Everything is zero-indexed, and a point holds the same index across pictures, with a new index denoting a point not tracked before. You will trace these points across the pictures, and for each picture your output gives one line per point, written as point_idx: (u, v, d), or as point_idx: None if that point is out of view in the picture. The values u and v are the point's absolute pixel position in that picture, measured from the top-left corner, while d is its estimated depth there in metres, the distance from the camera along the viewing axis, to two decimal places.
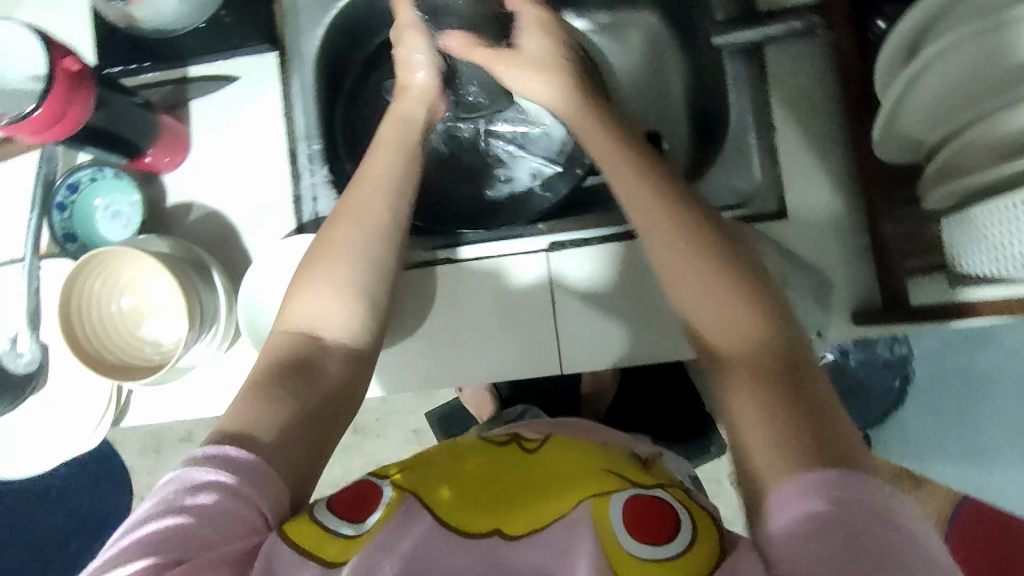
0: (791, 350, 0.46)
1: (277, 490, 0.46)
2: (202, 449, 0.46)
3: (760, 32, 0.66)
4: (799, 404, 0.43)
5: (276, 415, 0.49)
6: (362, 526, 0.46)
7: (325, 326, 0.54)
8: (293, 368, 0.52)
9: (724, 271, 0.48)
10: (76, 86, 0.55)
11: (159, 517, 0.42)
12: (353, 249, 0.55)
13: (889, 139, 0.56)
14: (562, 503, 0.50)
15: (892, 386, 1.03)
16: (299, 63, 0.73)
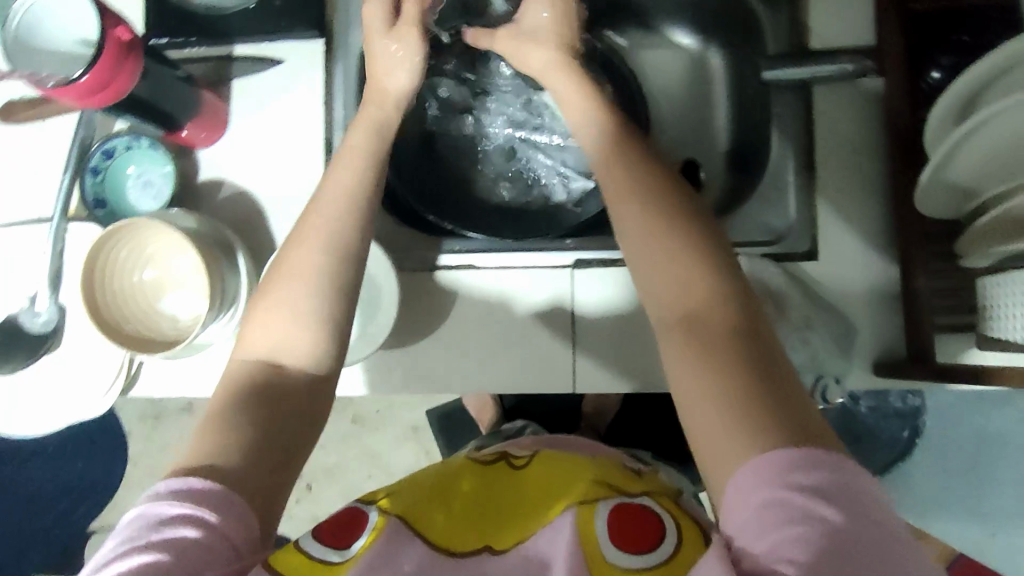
0: (764, 339, 0.46)
1: (246, 517, 0.45)
2: (165, 484, 0.45)
3: (813, 69, 0.65)
4: (767, 392, 0.43)
5: (229, 439, 0.48)
6: (348, 552, 0.46)
7: (285, 352, 0.52)
8: (255, 394, 0.51)
9: (698, 261, 0.48)
10: (124, 57, 0.55)
11: (123, 557, 0.41)
12: (316, 265, 0.54)
13: (934, 193, 0.56)
14: (548, 514, 0.49)
15: (900, 436, 1.02)
16: (344, 51, 0.73)
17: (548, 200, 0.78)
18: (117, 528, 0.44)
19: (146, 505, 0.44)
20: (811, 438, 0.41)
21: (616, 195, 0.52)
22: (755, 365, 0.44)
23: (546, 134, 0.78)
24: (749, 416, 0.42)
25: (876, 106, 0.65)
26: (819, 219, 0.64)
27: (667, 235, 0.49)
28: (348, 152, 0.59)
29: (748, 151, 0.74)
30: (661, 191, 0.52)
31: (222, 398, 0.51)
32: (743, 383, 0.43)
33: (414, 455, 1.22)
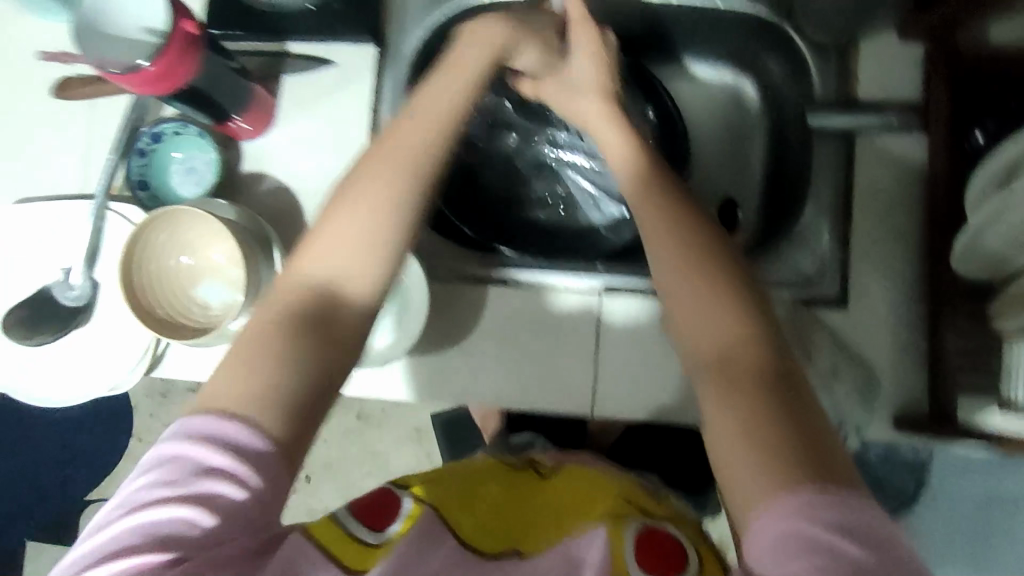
0: (793, 381, 0.45)
1: (280, 482, 0.43)
2: (207, 423, 0.43)
3: (855, 118, 0.66)
4: (793, 432, 0.43)
5: (275, 379, 0.45)
6: (383, 536, 0.49)
7: (345, 284, 0.49)
8: (310, 317, 0.48)
9: (728, 299, 0.48)
10: (187, 50, 0.58)
11: (162, 504, 0.41)
12: (398, 185, 0.51)
13: (971, 255, 0.57)
14: (574, 524, 0.52)
15: (906, 488, 0.98)
16: (395, 60, 0.75)
17: (579, 223, 0.79)
18: (154, 459, 0.42)
19: (186, 447, 0.42)
20: (836, 480, 0.40)
21: (651, 227, 0.52)
22: (781, 406, 0.44)
23: (585, 157, 0.79)
24: (770, 455, 0.41)
25: (917, 161, 0.66)
26: (850, 267, 0.65)
27: (701, 272, 0.49)
28: (421, 99, 0.56)
29: (781, 192, 0.75)
30: (696, 226, 0.51)
31: (270, 326, 0.47)
32: (766, 424, 0.43)
33: (415, 456, 1.22)
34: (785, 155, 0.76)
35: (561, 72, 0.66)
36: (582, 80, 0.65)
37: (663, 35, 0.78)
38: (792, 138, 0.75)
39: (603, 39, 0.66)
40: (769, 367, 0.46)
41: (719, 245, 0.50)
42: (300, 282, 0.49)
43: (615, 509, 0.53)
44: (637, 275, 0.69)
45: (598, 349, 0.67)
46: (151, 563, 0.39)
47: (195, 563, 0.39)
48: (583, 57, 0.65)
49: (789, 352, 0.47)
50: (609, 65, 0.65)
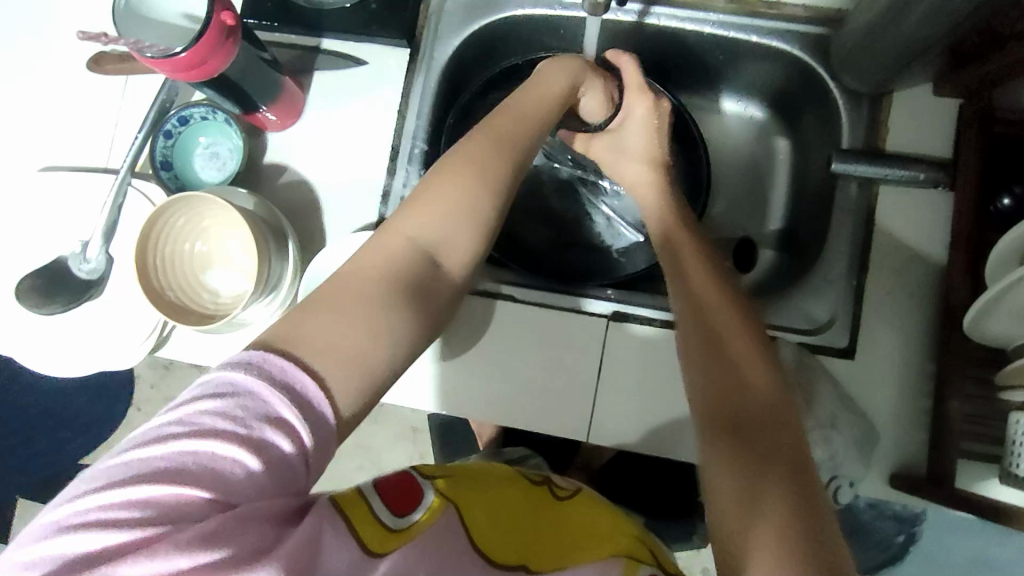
0: (810, 469, 0.42)
1: (325, 451, 0.41)
2: (278, 366, 0.40)
3: (882, 170, 0.65)
4: (801, 514, 0.39)
5: (371, 340, 0.44)
6: (404, 522, 0.44)
7: (444, 253, 0.50)
8: (410, 286, 0.47)
9: (749, 364, 0.47)
10: (224, 40, 0.58)
11: (220, 439, 0.37)
12: (498, 172, 0.52)
13: (981, 325, 0.57)
14: (589, 549, 0.49)
15: (893, 541, 0.97)
16: (427, 65, 0.75)
17: (595, 246, 0.79)
18: (221, 388, 0.39)
19: (259, 388, 0.39)
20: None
21: (694, 288, 0.53)
22: (796, 487, 0.41)
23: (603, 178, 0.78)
24: (780, 528, 0.38)
25: (939, 219, 0.65)
26: (861, 318, 0.65)
27: (735, 336, 0.49)
28: (509, 111, 0.57)
29: (799, 235, 0.75)
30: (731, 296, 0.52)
31: (371, 278, 0.46)
32: (779, 500, 0.40)
33: (407, 455, 1.22)
34: (806, 197, 0.76)
35: (614, 131, 0.69)
36: (634, 146, 0.68)
37: (695, 65, 0.78)
38: (814, 181, 0.74)
39: (659, 105, 0.68)
40: (781, 439, 0.44)
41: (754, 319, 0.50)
42: (402, 241, 0.48)
43: (629, 548, 0.50)
44: (646, 305, 0.69)
45: (599, 376, 0.67)
46: (195, 498, 0.36)
47: (240, 511, 0.36)
48: (633, 121, 0.68)
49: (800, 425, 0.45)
50: (662, 133, 0.68)
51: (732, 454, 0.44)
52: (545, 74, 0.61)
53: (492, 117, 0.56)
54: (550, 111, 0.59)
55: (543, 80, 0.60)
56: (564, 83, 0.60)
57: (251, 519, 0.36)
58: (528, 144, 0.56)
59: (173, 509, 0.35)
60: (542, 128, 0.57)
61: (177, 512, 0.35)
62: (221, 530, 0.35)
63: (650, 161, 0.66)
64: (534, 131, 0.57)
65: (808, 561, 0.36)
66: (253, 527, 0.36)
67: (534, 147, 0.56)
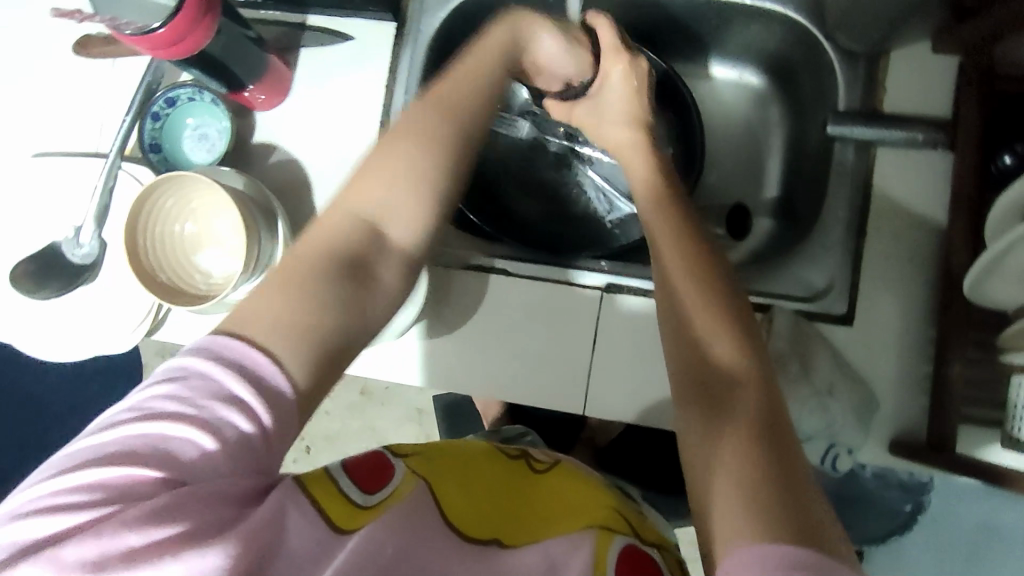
0: (783, 426, 0.42)
1: (290, 428, 0.42)
2: (230, 350, 0.41)
3: (878, 133, 0.63)
4: (771, 472, 0.39)
5: (318, 310, 0.44)
6: (372, 500, 0.44)
7: (390, 227, 0.50)
8: (354, 262, 0.48)
9: (725, 324, 0.47)
10: (201, 17, 0.58)
11: (171, 421, 0.38)
12: (438, 141, 0.52)
13: (981, 288, 0.55)
14: (564, 522, 0.49)
15: (901, 510, 0.95)
16: (413, 38, 0.74)
17: (589, 219, 0.78)
18: (174, 373, 0.40)
19: (209, 368, 0.40)
20: (814, 532, 0.36)
21: (666, 257, 0.52)
22: (768, 438, 0.41)
23: (589, 147, 0.78)
24: (752, 480, 0.38)
25: (939, 180, 0.64)
26: (859, 285, 0.63)
27: (707, 302, 0.48)
28: (450, 80, 0.56)
29: (797, 202, 0.74)
30: (703, 263, 0.51)
31: (315, 256, 0.47)
32: (750, 460, 0.39)
33: (414, 436, 1.22)
34: (804, 162, 0.74)
35: (595, 94, 0.68)
36: (614, 111, 0.66)
37: (690, 30, 0.76)
38: (811, 147, 0.73)
39: (639, 64, 0.66)
40: (755, 395, 0.44)
41: (729, 285, 0.50)
42: (345, 217, 0.49)
43: (606, 519, 0.49)
44: (640, 275, 0.68)
45: (595, 348, 0.66)
46: (145, 478, 0.37)
47: (190, 488, 0.37)
48: (614, 82, 0.66)
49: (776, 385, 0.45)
50: (642, 95, 0.66)
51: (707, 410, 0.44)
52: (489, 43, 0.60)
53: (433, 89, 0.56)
54: (492, 74, 0.58)
55: (484, 44, 0.59)
56: (501, 46, 0.60)
57: (207, 496, 0.37)
58: (472, 112, 0.55)
59: (123, 489, 0.36)
60: (486, 91, 0.57)
61: (126, 491, 0.36)
62: (170, 506, 0.36)
63: (631, 124, 0.65)
64: (482, 98, 0.56)
65: (781, 510, 0.36)
66: (210, 503, 0.37)
67: (484, 115, 0.56)
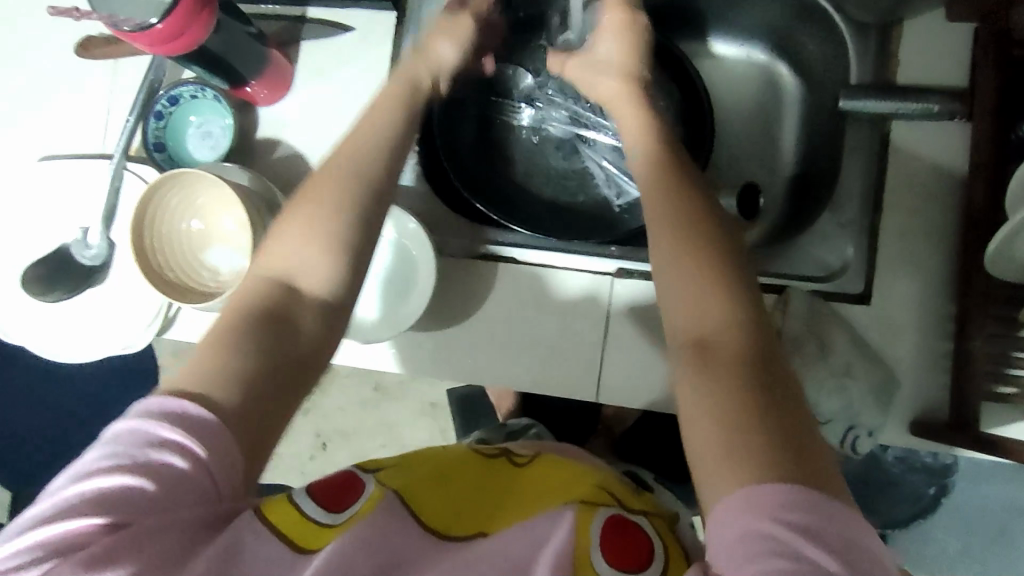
0: (779, 374, 0.40)
1: (233, 460, 0.40)
2: (159, 401, 0.40)
3: (893, 106, 0.62)
4: (766, 431, 0.37)
5: (227, 362, 0.42)
6: (339, 517, 0.44)
7: (305, 277, 0.47)
8: (268, 315, 0.45)
9: (711, 259, 0.44)
10: (199, 10, 0.57)
11: (103, 475, 0.37)
12: (348, 180, 0.50)
13: (1001, 263, 0.53)
14: (545, 500, 0.49)
15: (925, 492, 0.94)
16: (415, 26, 0.73)
17: (599, 204, 0.77)
18: (106, 433, 0.39)
19: (132, 423, 0.39)
20: (813, 478, 0.36)
21: (653, 214, 0.48)
22: (759, 382, 0.40)
23: (589, 129, 0.77)
24: (740, 429, 0.38)
25: (955, 154, 0.62)
26: (876, 262, 0.62)
27: (690, 257, 0.45)
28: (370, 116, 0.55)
29: (810, 180, 0.72)
30: (691, 214, 0.47)
31: (227, 318, 0.45)
32: (744, 411, 0.38)
33: (430, 431, 1.21)
34: (816, 139, 0.73)
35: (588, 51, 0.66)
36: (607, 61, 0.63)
37: (694, 7, 0.75)
38: (823, 124, 0.71)
39: (636, 20, 0.63)
40: (743, 333, 0.42)
41: (720, 229, 0.47)
42: (259, 275, 0.47)
43: (589, 494, 0.49)
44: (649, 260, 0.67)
45: (606, 334, 0.65)
46: (81, 529, 0.36)
47: (139, 527, 0.37)
48: (608, 39, 0.64)
49: (766, 321, 0.43)
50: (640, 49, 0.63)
51: (690, 352, 0.42)
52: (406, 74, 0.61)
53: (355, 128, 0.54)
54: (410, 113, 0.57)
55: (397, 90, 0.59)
56: (405, 92, 0.59)
57: (152, 534, 0.37)
58: (383, 145, 0.53)
59: (60, 542, 0.36)
60: (401, 127, 0.55)
61: (66, 543, 0.36)
62: (110, 551, 0.36)
63: (622, 74, 0.61)
64: (396, 129, 0.55)
65: (773, 458, 0.36)
66: (157, 541, 0.37)
67: (399, 145, 0.54)
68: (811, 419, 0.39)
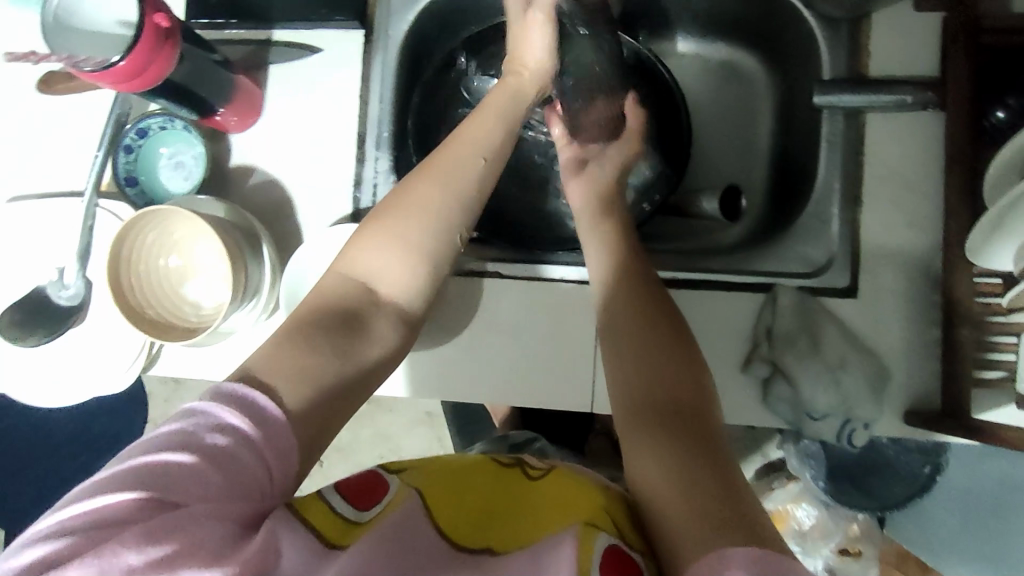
0: (726, 449, 0.45)
1: (290, 454, 0.41)
2: (229, 385, 0.42)
3: (866, 99, 0.62)
4: (724, 490, 0.41)
5: (312, 360, 0.45)
6: (365, 515, 0.44)
7: (381, 285, 0.52)
8: (343, 320, 0.49)
9: (668, 345, 0.51)
10: (163, 43, 0.56)
11: (168, 450, 0.38)
12: (434, 201, 0.54)
13: (980, 246, 0.53)
14: (547, 528, 0.45)
15: (920, 473, 0.95)
16: (384, 44, 0.72)
17: None
18: (180, 413, 0.41)
19: (205, 404, 0.40)
20: (773, 542, 0.38)
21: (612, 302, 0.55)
22: (713, 453, 0.44)
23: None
24: (709, 494, 0.41)
25: (931, 143, 0.62)
26: (859, 256, 0.62)
27: (653, 344, 0.52)
28: (463, 133, 0.59)
29: (790, 175, 0.72)
30: (654, 306, 0.54)
31: (310, 312, 0.49)
32: (707, 476, 0.42)
33: (426, 440, 1.20)
34: (791, 133, 0.73)
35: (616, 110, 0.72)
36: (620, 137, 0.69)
37: (664, 9, 0.76)
38: (798, 117, 0.72)
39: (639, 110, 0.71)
40: (699, 412, 0.47)
41: (676, 317, 0.54)
42: (340, 277, 0.51)
43: (597, 510, 0.46)
44: None
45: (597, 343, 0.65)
46: (133, 500, 0.36)
47: (191, 510, 0.37)
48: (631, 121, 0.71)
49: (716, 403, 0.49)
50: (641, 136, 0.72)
51: (660, 424, 0.46)
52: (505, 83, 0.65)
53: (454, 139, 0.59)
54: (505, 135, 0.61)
55: (487, 113, 0.62)
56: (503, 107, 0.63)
57: (204, 516, 0.37)
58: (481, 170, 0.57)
59: (111, 514, 0.36)
60: (495, 151, 0.59)
61: (116, 519, 0.36)
62: (167, 526, 0.36)
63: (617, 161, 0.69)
64: (489, 157, 0.59)
65: (736, 519, 0.39)
66: (208, 524, 0.37)
67: (493, 169, 0.59)
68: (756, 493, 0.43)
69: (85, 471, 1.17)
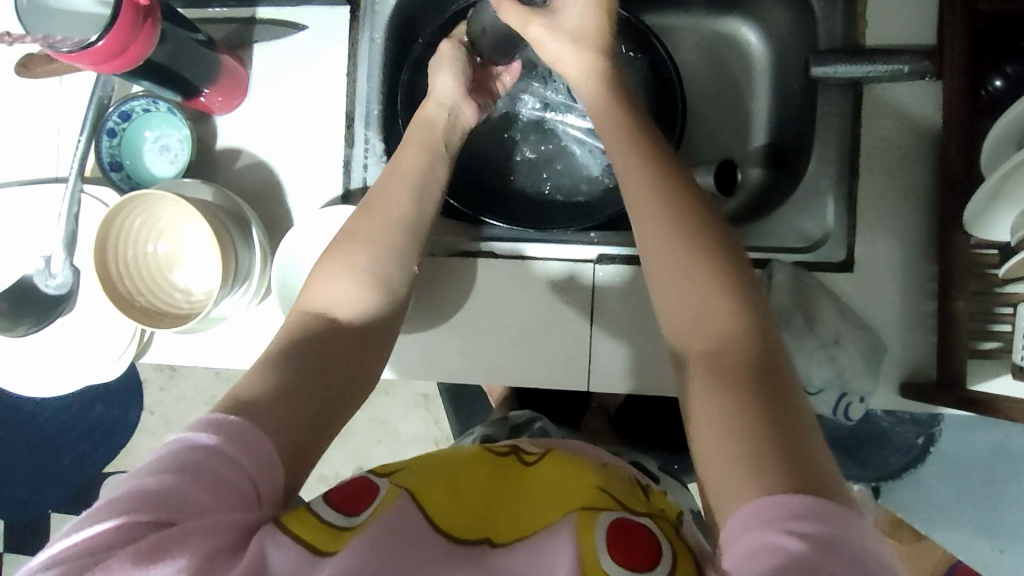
0: (779, 378, 0.43)
1: (275, 474, 0.43)
2: (201, 418, 0.44)
3: (863, 68, 0.61)
4: (772, 435, 0.40)
5: (276, 383, 0.47)
6: (355, 520, 0.43)
7: (341, 309, 0.53)
8: (308, 346, 0.50)
9: (707, 263, 0.47)
10: (141, 23, 0.55)
11: (152, 474, 0.40)
12: (383, 236, 0.56)
13: (978, 219, 0.53)
14: (549, 517, 0.45)
15: (914, 443, 0.95)
16: (371, 20, 0.71)
17: (577, 194, 0.78)
18: (166, 442, 0.42)
19: (183, 433, 0.42)
20: (826, 491, 0.38)
21: (641, 206, 0.50)
22: (761, 389, 0.42)
23: (560, 114, 0.78)
24: (755, 437, 0.40)
25: (928, 113, 0.62)
26: (856, 229, 0.62)
27: (692, 257, 0.47)
28: (414, 148, 0.61)
29: (786, 148, 0.72)
30: (694, 213, 0.49)
31: (275, 346, 0.50)
32: (756, 421, 0.41)
33: (423, 422, 1.20)
34: (788, 106, 0.72)
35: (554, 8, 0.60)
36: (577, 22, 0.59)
37: None
38: (795, 90, 0.71)
39: None
40: (750, 343, 0.45)
41: (717, 227, 0.49)
42: (301, 310, 0.53)
43: (599, 495, 0.46)
44: (622, 245, 0.67)
45: (592, 321, 0.65)
46: (122, 525, 0.38)
47: (181, 526, 0.38)
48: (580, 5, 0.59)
49: (769, 322, 0.46)
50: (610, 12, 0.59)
51: (704, 359, 0.45)
52: (426, 112, 0.65)
53: (402, 154, 0.61)
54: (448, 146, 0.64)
55: (427, 125, 0.64)
56: (449, 121, 0.66)
57: (192, 531, 0.38)
58: (432, 173, 0.61)
59: (104, 540, 0.37)
60: (440, 154, 0.62)
61: (106, 544, 0.37)
62: (158, 544, 0.37)
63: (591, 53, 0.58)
64: (436, 164, 0.61)
65: (789, 469, 0.39)
66: (197, 537, 0.38)
67: (440, 173, 0.62)
68: (815, 423, 0.42)
69: (82, 460, 1.17)
